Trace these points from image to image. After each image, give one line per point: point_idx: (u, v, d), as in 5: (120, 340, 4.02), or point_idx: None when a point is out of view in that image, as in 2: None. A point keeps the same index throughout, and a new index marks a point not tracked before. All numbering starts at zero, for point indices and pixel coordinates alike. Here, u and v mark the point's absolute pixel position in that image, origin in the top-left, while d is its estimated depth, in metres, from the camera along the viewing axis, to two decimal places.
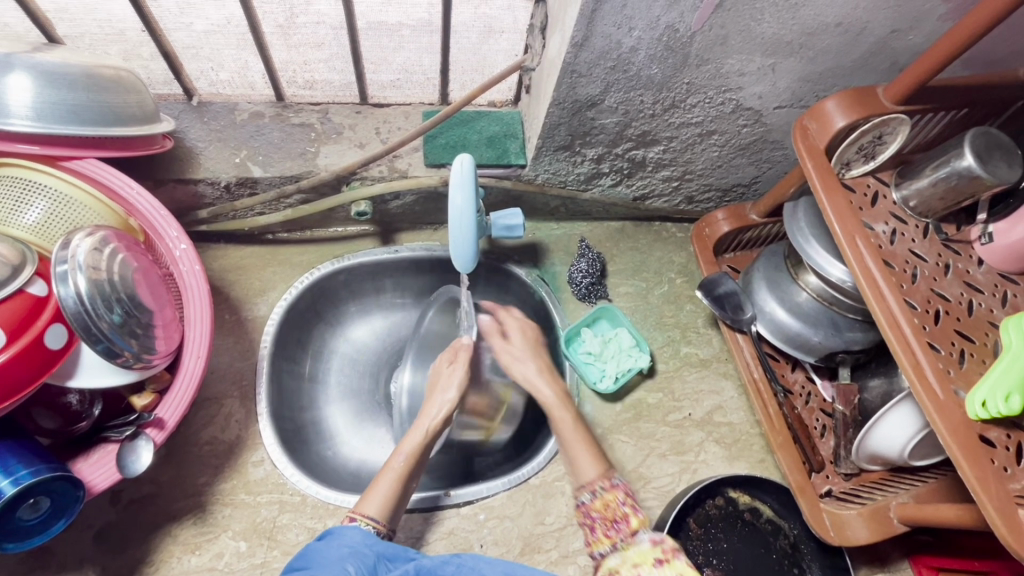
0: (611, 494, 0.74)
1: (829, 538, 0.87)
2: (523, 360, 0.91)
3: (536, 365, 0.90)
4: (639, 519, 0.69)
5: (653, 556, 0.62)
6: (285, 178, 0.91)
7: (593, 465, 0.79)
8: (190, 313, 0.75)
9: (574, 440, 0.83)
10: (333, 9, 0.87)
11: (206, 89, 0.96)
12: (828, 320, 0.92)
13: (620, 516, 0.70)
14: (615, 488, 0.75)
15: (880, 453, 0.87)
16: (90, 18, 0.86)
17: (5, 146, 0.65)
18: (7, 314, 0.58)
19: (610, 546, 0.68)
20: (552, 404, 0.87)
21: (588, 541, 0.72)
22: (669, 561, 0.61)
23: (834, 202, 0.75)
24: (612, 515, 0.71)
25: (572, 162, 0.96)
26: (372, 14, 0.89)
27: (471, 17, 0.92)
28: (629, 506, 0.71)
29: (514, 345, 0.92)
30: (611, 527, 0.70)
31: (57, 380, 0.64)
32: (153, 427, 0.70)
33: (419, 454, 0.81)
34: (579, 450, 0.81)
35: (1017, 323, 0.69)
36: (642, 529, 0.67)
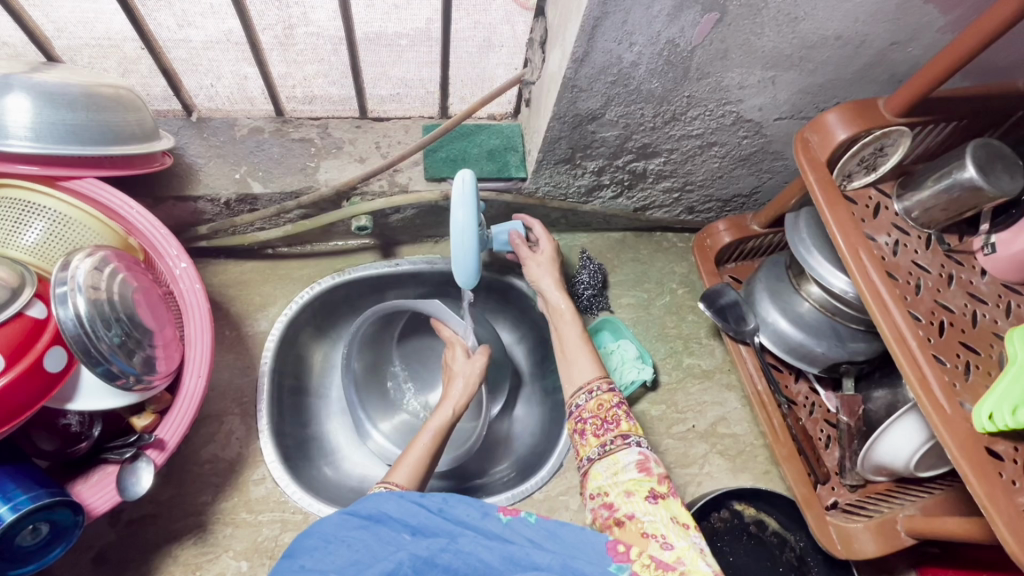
0: (608, 395, 0.78)
1: (837, 552, 0.87)
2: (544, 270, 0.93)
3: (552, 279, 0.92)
4: (631, 424, 0.74)
5: (648, 489, 0.66)
6: (285, 193, 0.91)
7: (591, 367, 0.82)
8: (191, 333, 0.74)
9: (576, 346, 0.85)
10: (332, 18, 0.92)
11: (205, 104, 0.94)
12: (831, 330, 0.92)
13: (612, 420, 0.75)
14: (613, 391, 0.78)
15: (885, 465, 0.87)
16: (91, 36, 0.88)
17: (4, 168, 0.65)
18: (6, 337, 0.57)
19: (598, 448, 0.74)
20: (563, 311, 0.90)
21: (578, 443, 0.77)
22: (663, 500, 0.65)
23: (836, 214, 0.75)
24: (604, 415, 0.76)
25: (573, 175, 0.96)
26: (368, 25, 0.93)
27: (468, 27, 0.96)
28: (623, 411, 0.76)
29: (542, 257, 0.94)
30: (601, 428, 0.75)
31: (55, 404, 0.63)
32: (154, 449, 0.69)
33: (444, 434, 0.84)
34: (579, 354, 0.84)
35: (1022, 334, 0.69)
36: (633, 435, 0.73)
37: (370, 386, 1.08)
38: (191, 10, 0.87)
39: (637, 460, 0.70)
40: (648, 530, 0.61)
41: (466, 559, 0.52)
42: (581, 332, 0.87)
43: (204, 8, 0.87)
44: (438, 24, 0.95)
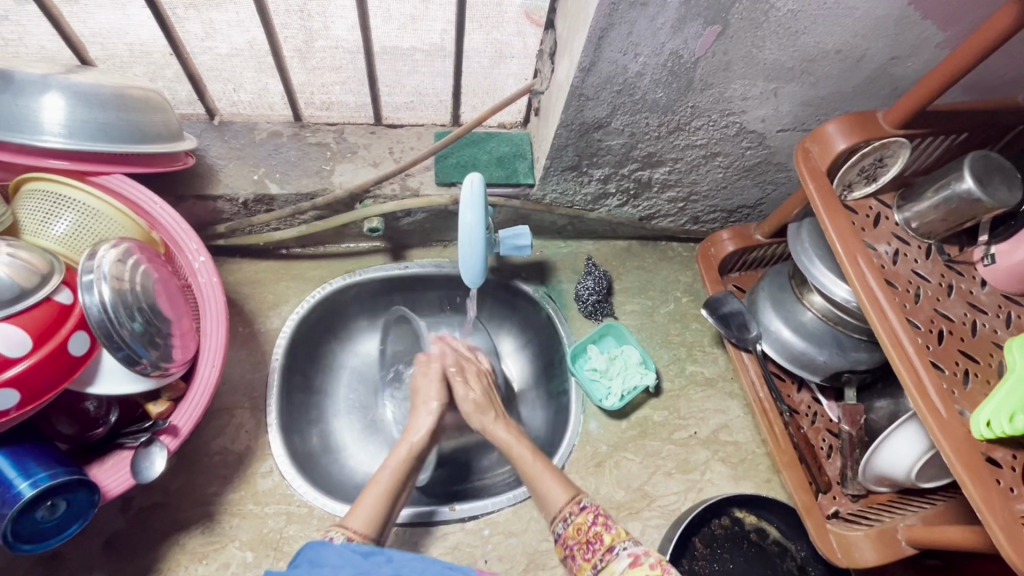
0: (581, 517, 0.78)
1: (837, 560, 0.86)
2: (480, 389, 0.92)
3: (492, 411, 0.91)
4: (613, 534, 0.74)
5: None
6: (301, 195, 0.94)
7: (559, 488, 0.82)
8: (207, 323, 0.76)
9: (537, 469, 0.84)
10: (350, 33, 0.93)
11: (228, 109, 0.99)
12: (833, 339, 0.93)
13: (595, 539, 0.75)
14: (583, 509, 0.79)
15: (887, 475, 0.87)
16: (122, 43, 0.91)
17: (35, 162, 0.69)
18: (35, 319, 0.60)
19: (591, 570, 0.73)
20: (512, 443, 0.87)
21: (572, 569, 0.76)
22: None
23: (836, 223, 0.76)
24: (585, 537, 0.76)
25: (579, 182, 0.99)
26: (387, 40, 0.94)
27: (482, 41, 0.96)
28: (602, 524, 0.76)
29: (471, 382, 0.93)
30: (588, 551, 0.75)
31: (77, 386, 0.65)
32: (166, 435, 0.71)
33: (405, 472, 0.82)
34: (543, 477, 0.83)
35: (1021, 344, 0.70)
36: (618, 543, 0.73)
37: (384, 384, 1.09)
38: (217, 19, 0.88)
39: (629, 561, 0.69)
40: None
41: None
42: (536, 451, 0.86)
43: (230, 17, 0.88)
44: (452, 37, 0.95)
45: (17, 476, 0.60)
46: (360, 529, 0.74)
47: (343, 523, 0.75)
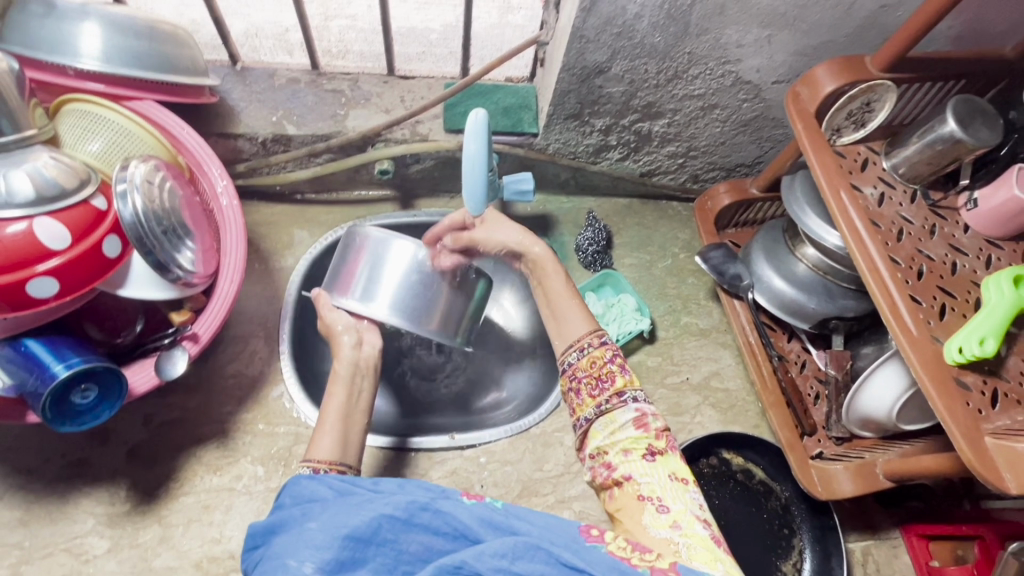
0: (599, 350, 0.72)
1: (817, 493, 0.89)
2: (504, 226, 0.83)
3: (516, 228, 0.82)
4: (625, 380, 0.71)
5: (646, 446, 0.67)
6: (316, 136, 1.00)
7: (581, 320, 0.75)
8: (227, 244, 0.81)
9: (561, 294, 0.78)
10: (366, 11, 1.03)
11: (248, 55, 1.03)
12: (822, 287, 0.96)
13: (603, 381, 0.71)
14: (604, 344, 0.73)
15: (870, 416, 0.91)
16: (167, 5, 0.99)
17: (76, 84, 0.75)
18: (72, 219, 0.65)
19: (595, 408, 0.70)
20: (542, 259, 0.81)
21: (574, 403, 0.73)
22: (662, 456, 0.67)
23: (823, 162, 0.79)
24: (598, 372, 0.71)
25: (581, 132, 1.03)
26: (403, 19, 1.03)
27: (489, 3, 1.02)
28: (615, 366, 0.71)
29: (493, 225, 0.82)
30: (596, 387, 0.71)
31: (109, 287, 0.71)
32: (188, 341, 0.77)
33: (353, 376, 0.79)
34: (566, 309, 0.76)
35: (999, 281, 0.74)
36: (629, 390, 0.70)
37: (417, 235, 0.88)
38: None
39: (635, 416, 0.69)
40: (643, 492, 0.64)
41: (445, 518, 0.52)
42: (569, 281, 0.79)
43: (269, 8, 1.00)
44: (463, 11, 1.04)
45: (54, 360, 0.66)
46: (330, 458, 0.71)
47: (307, 456, 0.71)
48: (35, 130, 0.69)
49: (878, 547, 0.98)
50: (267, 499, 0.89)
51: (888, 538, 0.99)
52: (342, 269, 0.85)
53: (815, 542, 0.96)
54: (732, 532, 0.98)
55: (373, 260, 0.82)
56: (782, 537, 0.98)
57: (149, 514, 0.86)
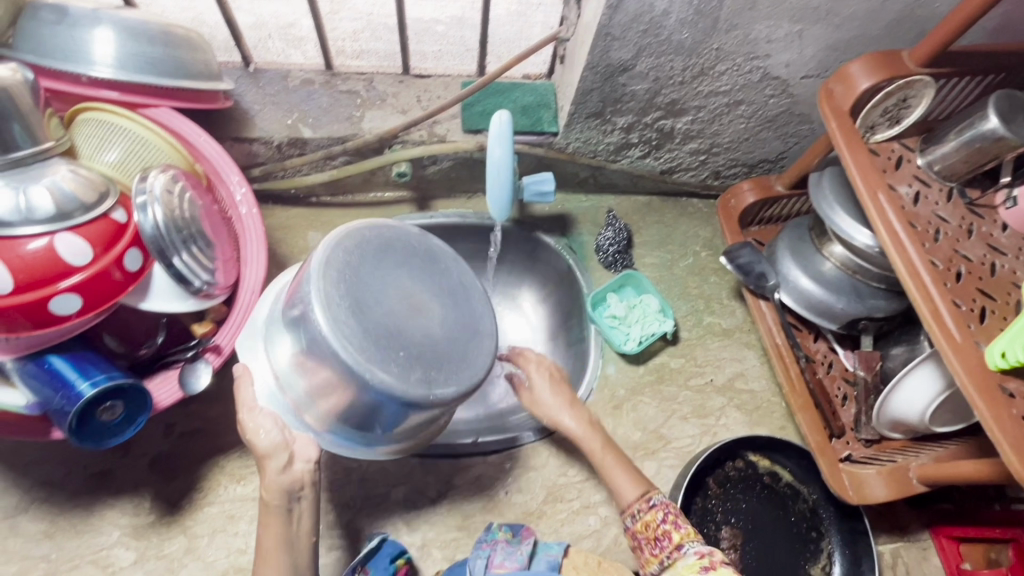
0: (650, 514, 0.78)
1: (849, 498, 0.88)
2: (559, 410, 0.90)
3: (558, 402, 0.91)
4: (683, 533, 0.75)
5: (699, 566, 0.70)
6: (333, 139, 0.98)
7: (631, 485, 0.82)
8: (247, 253, 0.80)
9: (610, 465, 0.85)
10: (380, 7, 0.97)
11: (261, 57, 1.01)
12: (850, 287, 0.95)
13: (664, 539, 0.76)
14: (653, 507, 0.79)
15: (900, 419, 0.89)
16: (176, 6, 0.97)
17: (92, 92, 0.74)
18: (91, 232, 0.63)
19: (658, 564, 0.75)
20: (580, 435, 0.88)
21: (642, 559, 0.78)
22: (714, 569, 0.69)
23: (858, 161, 0.77)
24: (654, 534, 0.77)
25: (602, 130, 1.01)
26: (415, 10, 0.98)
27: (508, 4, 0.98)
28: (671, 523, 0.76)
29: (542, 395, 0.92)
30: (657, 547, 0.76)
31: (131, 301, 0.70)
32: (211, 353, 0.76)
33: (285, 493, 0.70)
34: (613, 472, 0.84)
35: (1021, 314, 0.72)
36: (687, 542, 0.74)
37: (389, 304, 0.67)
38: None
39: (696, 560, 0.71)
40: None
41: None
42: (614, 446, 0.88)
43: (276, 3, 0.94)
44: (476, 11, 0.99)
45: (79, 378, 0.65)
46: None
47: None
48: (52, 142, 0.66)
49: (907, 549, 0.96)
50: None
51: (918, 540, 0.97)
52: (294, 353, 0.68)
53: (845, 545, 0.95)
54: (760, 536, 0.96)
55: (324, 374, 0.64)
56: (811, 541, 0.96)
57: (173, 525, 0.86)
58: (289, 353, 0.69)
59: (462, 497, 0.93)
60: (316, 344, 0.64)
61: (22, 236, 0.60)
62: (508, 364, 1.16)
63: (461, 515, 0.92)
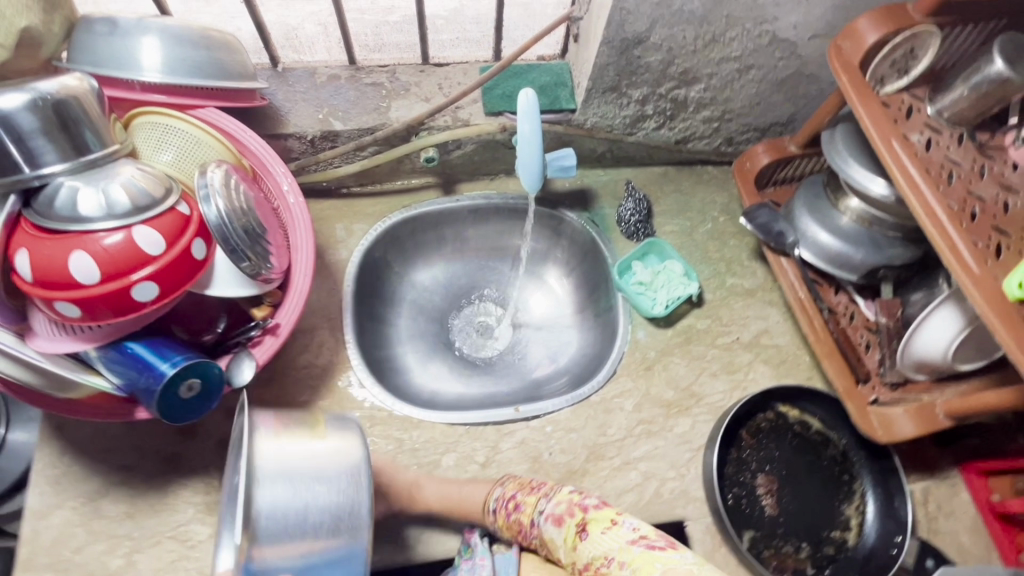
0: (500, 513, 0.89)
1: (878, 437, 0.93)
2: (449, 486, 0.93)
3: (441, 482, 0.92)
4: (525, 510, 0.88)
5: (576, 525, 0.84)
6: (363, 130, 1.03)
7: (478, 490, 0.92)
8: (296, 240, 0.85)
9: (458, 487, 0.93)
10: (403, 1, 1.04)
11: (289, 56, 1.06)
12: (868, 238, 0.98)
13: (520, 523, 0.88)
14: (501, 506, 0.89)
15: (924, 360, 0.93)
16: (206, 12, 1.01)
17: (142, 96, 0.79)
18: (162, 225, 0.69)
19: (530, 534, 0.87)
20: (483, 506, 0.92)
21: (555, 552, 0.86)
22: (589, 523, 0.83)
23: (871, 111, 0.81)
24: (515, 525, 0.88)
25: (618, 104, 1.05)
26: None
27: None
28: (514, 510, 0.88)
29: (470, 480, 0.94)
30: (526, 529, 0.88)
31: (198, 288, 0.76)
32: (270, 334, 0.81)
33: None
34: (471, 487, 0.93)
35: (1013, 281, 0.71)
36: (536, 509, 0.87)
37: None
38: None
39: (553, 514, 0.86)
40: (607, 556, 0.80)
41: None
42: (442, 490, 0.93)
43: None
44: None
45: (159, 360, 0.71)
46: None
47: None
48: (118, 145, 0.72)
49: (938, 487, 1.01)
50: None
51: (947, 477, 1.01)
52: (288, 488, 0.64)
53: (876, 484, 0.99)
54: (794, 482, 1.01)
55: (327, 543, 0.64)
56: (844, 483, 1.01)
57: None
58: (284, 499, 0.63)
59: (508, 461, 0.98)
60: (340, 521, 0.64)
61: (100, 232, 0.66)
62: (539, 341, 1.23)
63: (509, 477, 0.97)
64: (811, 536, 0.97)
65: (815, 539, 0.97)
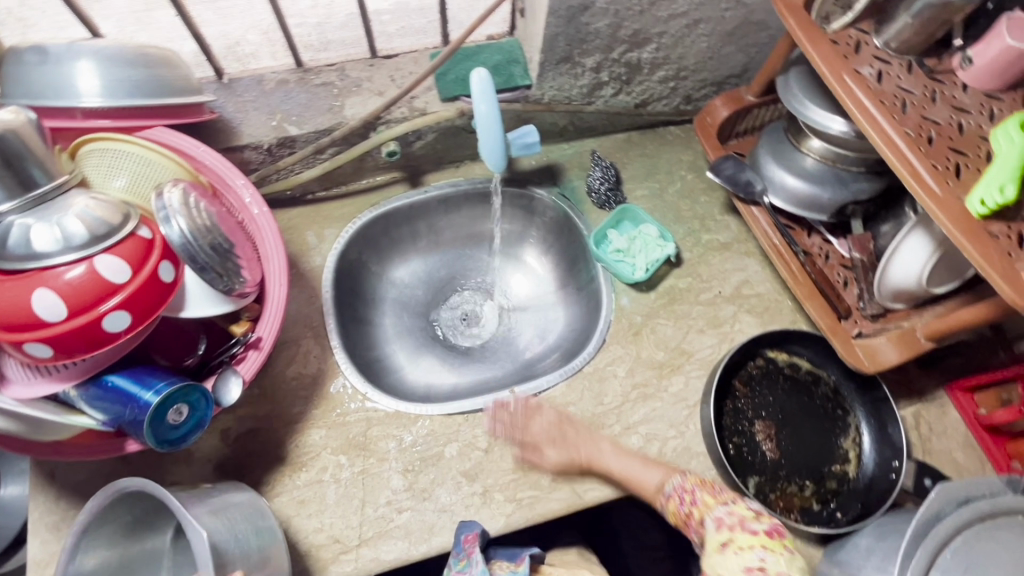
0: (672, 502, 0.86)
1: (866, 368, 0.94)
2: (627, 460, 0.93)
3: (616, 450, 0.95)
4: (702, 505, 0.82)
5: (770, 534, 0.75)
6: (320, 131, 1.01)
7: (656, 472, 0.92)
8: (266, 250, 0.84)
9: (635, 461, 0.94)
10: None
11: (233, 67, 1.03)
12: (833, 176, 1.00)
13: (691, 518, 0.84)
14: (693, 487, 0.85)
15: (901, 287, 0.95)
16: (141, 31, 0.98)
17: (86, 124, 0.76)
18: (125, 251, 0.67)
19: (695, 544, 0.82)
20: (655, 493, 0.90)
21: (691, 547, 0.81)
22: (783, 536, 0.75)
23: (819, 49, 0.82)
24: (682, 518, 0.85)
25: (573, 74, 1.04)
26: None
27: None
28: (689, 503, 0.84)
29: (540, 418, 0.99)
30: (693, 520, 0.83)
31: (171, 311, 0.74)
32: (252, 349, 0.80)
33: None
34: (640, 466, 0.93)
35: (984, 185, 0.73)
36: (709, 511, 0.81)
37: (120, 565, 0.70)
38: None
39: (721, 518, 0.79)
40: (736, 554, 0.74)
41: None
42: (617, 456, 0.94)
43: None
44: None
45: (142, 390, 0.69)
46: None
47: None
48: (66, 176, 0.70)
49: (927, 409, 1.04)
50: (356, 484, 0.93)
51: (935, 398, 1.04)
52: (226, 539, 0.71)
53: (869, 415, 1.02)
54: (790, 424, 1.03)
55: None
56: (838, 418, 1.03)
57: None
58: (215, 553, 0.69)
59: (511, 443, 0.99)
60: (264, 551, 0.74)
61: (60, 266, 0.64)
62: (527, 321, 1.25)
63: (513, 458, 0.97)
64: (812, 473, 1.00)
65: (817, 476, 1.00)
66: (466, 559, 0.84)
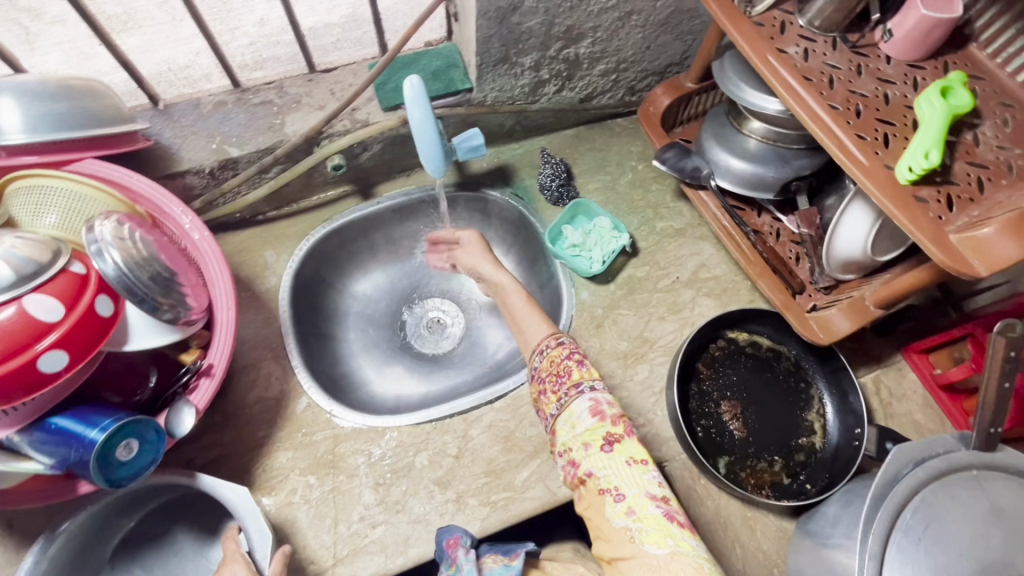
0: (557, 350, 0.89)
1: (821, 340, 0.96)
2: (527, 315, 0.99)
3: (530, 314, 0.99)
4: (583, 372, 0.85)
5: (605, 436, 0.79)
6: (261, 151, 1.00)
7: (542, 327, 0.95)
8: (211, 275, 0.83)
9: (521, 306, 1.01)
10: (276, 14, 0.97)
11: (168, 92, 1.01)
12: (774, 155, 1.01)
13: (565, 374, 0.86)
14: (561, 345, 0.89)
15: (849, 258, 0.97)
16: None
17: (12, 160, 0.75)
18: (56, 290, 0.65)
19: (557, 402, 0.85)
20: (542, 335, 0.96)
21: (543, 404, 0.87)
22: (619, 444, 0.79)
23: (744, 33, 0.84)
24: (556, 371, 0.86)
25: (513, 75, 1.05)
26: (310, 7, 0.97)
27: None
28: (574, 363, 0.86)
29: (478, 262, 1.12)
30: (557, 384, 0.86)
31: (115, 346, 0.72)
32: (204, 376, 0.79)
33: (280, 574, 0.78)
34: (526, 317, 0.98)
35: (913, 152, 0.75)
36: (584, 381, 0.84)
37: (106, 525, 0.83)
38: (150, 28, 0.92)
39: (590, 405, 0.82)
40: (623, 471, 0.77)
41: None
42: (522, 295, 1.03)
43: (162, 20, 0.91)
44: None
45: (88, 429, 0.67)
46: None
47: None
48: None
49: (885, 374, 1.06)
50: (328, 503, 0.92)
51: (893, 363, 1.07)
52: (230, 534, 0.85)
53: (830, 385, 1.04)
54: (756, 402, 1.04)
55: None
56: (801, 391, 1.05)
57: None
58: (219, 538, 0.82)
59: (481, 446, 0.98)
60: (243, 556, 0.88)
61: None
62: (493, 322, 1.24)
63: (485, 462, 0.97)
64: (780, 449, 1.01)
65: (785, 450, 1.01)
66: (453, 564, 0.81)
